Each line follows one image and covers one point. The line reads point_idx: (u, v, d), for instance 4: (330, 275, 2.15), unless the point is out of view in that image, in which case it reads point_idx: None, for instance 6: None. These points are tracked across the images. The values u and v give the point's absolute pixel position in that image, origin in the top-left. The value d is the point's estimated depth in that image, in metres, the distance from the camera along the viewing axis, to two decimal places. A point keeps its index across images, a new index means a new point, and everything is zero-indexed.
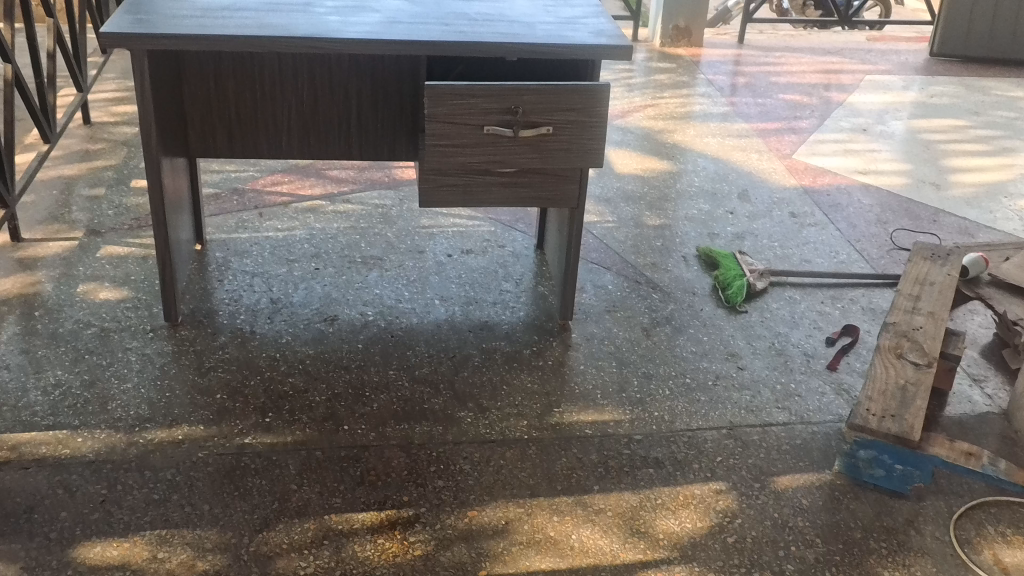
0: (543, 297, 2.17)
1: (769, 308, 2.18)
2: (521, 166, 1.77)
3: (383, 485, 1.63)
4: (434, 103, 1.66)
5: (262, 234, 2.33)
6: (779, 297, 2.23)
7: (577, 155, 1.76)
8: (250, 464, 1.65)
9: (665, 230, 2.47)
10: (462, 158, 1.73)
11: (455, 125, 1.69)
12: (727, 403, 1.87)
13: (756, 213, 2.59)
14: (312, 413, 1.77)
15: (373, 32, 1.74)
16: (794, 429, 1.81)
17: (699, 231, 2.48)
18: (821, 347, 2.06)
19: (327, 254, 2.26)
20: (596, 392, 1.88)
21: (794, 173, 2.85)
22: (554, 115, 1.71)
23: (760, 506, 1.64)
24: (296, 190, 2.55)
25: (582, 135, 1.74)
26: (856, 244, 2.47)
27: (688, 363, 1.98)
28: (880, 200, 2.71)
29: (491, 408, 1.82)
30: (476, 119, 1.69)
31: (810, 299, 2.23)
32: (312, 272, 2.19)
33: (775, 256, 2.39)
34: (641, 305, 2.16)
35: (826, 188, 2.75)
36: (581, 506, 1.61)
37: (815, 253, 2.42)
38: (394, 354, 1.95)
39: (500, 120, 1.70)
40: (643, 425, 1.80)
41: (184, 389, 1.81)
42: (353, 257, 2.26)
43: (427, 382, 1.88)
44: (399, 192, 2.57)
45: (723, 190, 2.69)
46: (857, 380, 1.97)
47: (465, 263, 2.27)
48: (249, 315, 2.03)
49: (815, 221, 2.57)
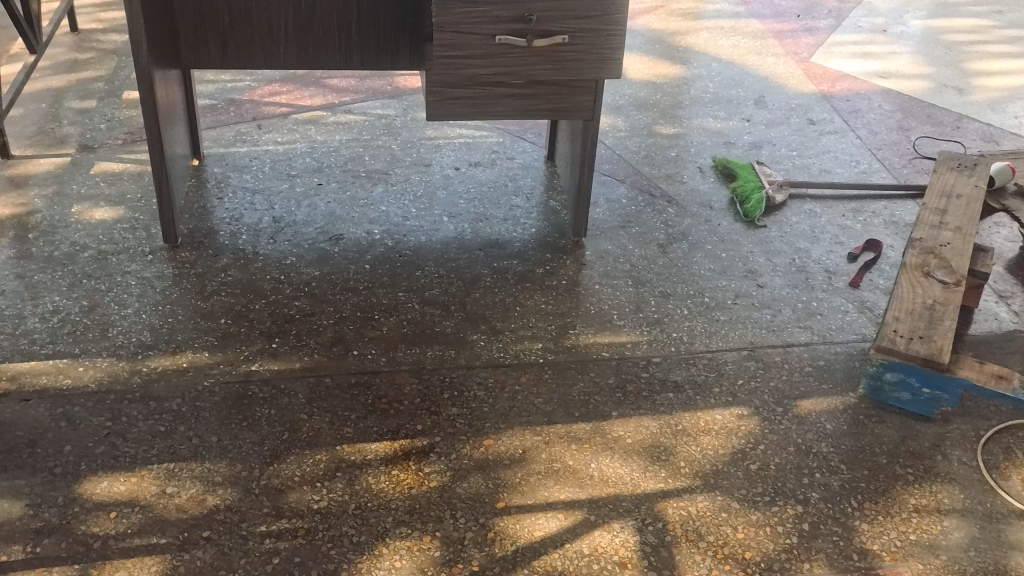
0: (555, 212, 2.09)
1: (788, 222, 2.11)
2: (534, 77, 1.67)
3: (396, 412, 1.58)
4: (441, 11, 1.55)
5: (261, 148, 2.24)
6: (798, 210, 2.15)
7: (594, 65, 1.66)
8: (257, 393, 1.60)
9: (680, 140, 2.38)
10: (472, 69, 1.64)
11: (463, 35, 1.59)
12: (748, 322, 1.81)
13: (773, 120, 2.50)
14: (319, 337, 1.71)
15: None
16: (816, 350, 1.76)
17: (715, 140, 2.39)
18: (843, 263, 2.00)
19: (329, 169, 2.18)
20: (612, 313, 1.82)
21: (812, 78, 2.74)
22: (569, 22, 1.60)
23: (783, 431, 1.59)
24: (294, 100, 2.45)
25: (598, 43, 1.63)
26: (877, 153, 2.38)
27: (706, 281, 1.92)
28: (902, 106, 2.60)
29: (504, 330, 1.76)
30: (486, 27, 1.58)
31: (831, 212, 2.15)
32: (315, 188, 2.11)
33: (794, 166, 2.31)
34: (656, 220, 2.09)
35: (845, 94, 2.65)
36: (600, 433, 1.57)
37: (835, 163, 2.33)
38: (402, 274, 1.88)
39: (512, 28, 1.59)
40: (661, 347, 1.74)
41: (187, 314, 1.75)
42: (356, 171, 2.18)
43: (438, 303, 1.81)
44: (402, 101, 2.46)
45: (738, 97, 2.59)
46: (880, 297, 1.91)
47: (473, 177, 2.18)
48: (250, 235, 1.96)
49: (835, 129, 2.48)
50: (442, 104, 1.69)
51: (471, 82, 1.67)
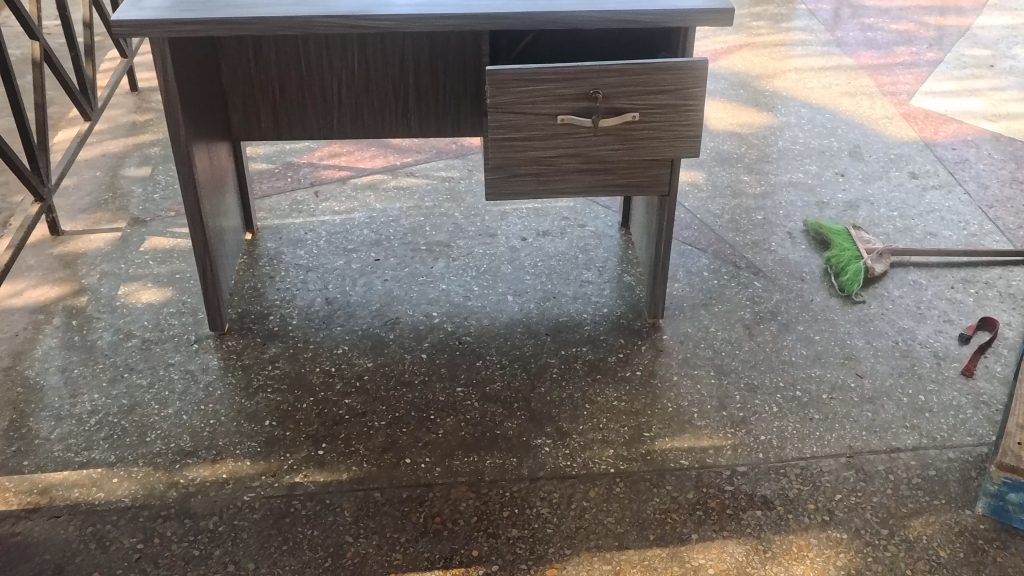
0: (629, 289, 1.92)
1: (891, 297, 1.90)
2: (602, 159, 1.51)
3: (450, 535, 1.42)
4: (498, 90, 1.40)
5: (317, 218, 2.12)
6: (901, 282, 1.94)
7: (669, 143, 1.48)
8: (300, 509, 1.46)
9: (767, 200, 2.19)
10: (533, 152, 1.48)
11: (523, 115, 1.43)
12: (846, 422, 1.62)
13: (871, 173, 2.28)
14: (369, 443, 1.57)
15: (427, 4, 1.48)
16: (926, 456, 1.56)
17: (806, 199, 2.19)
18: (954, 346, 1.78)
19: (388, 242, 2.05)
20: (693, 410, 1.64)
21: (913, 122, 2.51)
22: (640, 98, 1.43)
23: (890, 559, 1.39)
24: (354, 163, 2.33)
25: (673, 120, 1.46)
26: (988, 211, 2.16)
27: (799, 370, 1.73)
28: (1015, 153, 2.36)
29: (572, 433, 1.60)
30: (548, 107, 1.43)
31: (939, 284, 1.94)
32: (373, 265, 1.98)
33: (895, 228, 2.09)
34: (742, 296, 1.90)
35: (951, 140, 2.42)
36: (678, 561, 1.39)
37: (942, 224, 2.11)
38: (462, 365, 1.73)
39: (577, 107, 1.43)
40: (747, 454, 1.56)
41: (230, 414, 1.63)
42: (417, 244, 2.04)
43: (500, 400, 1.66)
44: (467, 161, 2.33)
45: (831, 147, 2.38)
46: (998, 389, 1.69)
47: (541, 248, 2.03)
48: (302, 319, 1.84)
49: (940, 183, 2.25)
50: (502, 188, 1.53)
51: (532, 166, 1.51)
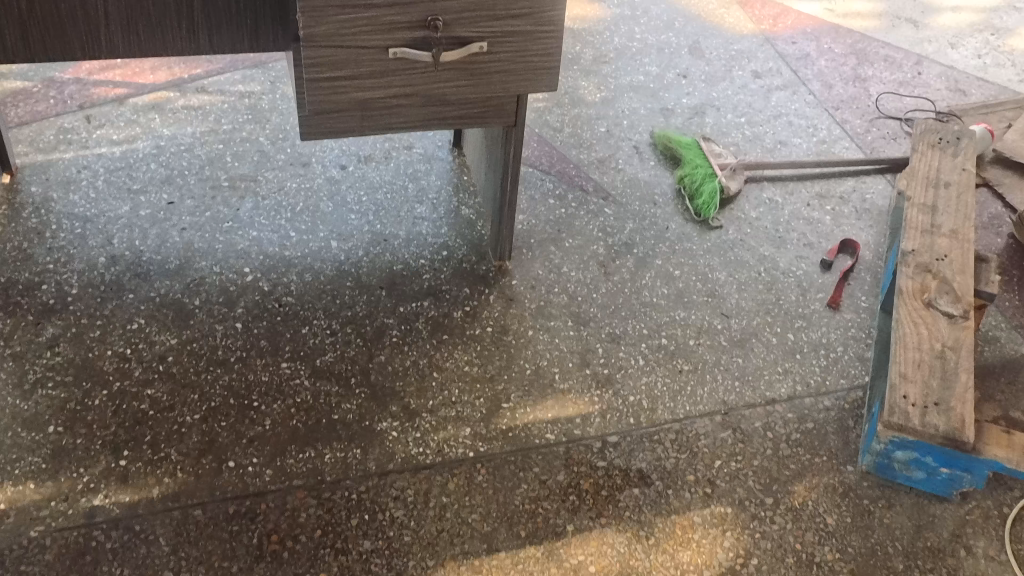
0: (470, 224, 1.70)
1: (748, 219, 1.77)
2: (444, 99, 1.24)
3: (292, 557, 1.21)
4: (314, 19, 1.10)
5: (92, 151, 1.77)
6: (756, 201, 1.81)
7: (522, 77, 1.23)
8: (104, 543, 1.21)
9: (608, 108, 2.00)
10: (361, 93, 1.19)
11: (346, 49, 1.14)
12: (717, 373, 1.49)
13: (714, 73, 2.13)
14: (182, 446, 1.32)
15: None
16: (802, 407, 1.46)
17: (650, 107, 2.01)
18: (816, 274, 1.68)
19: (183, 178, 1.73)
20: (554, 371, 1.47)
21: (750, 11, 2.36)
22: (488, 25, 1.17)
23: (778, 534, 1.29)
24: (131, 77, 1.96)
25: (527, 50, 1.21)
26: (835, 114, 2.05)
27: (662, 313, 1.58)
28: (855, 47, 2.26)
29: (422, 412, 1.39)
30: (377, 38, 1.14)
31: (794, 201, 1.82)
32: (166, 209, 1.67)
33: (744, 138, 1.96)
34: (593, 226, 1.72)
35: (790, 32, 2.28)
36: (555, 561, 1.23)
37: (790, 132, 1.99)
38: (285, 334, 1.48)
39: (412, 38, 1.15)
40: (617, 420, 1.41)
41: (2, 422, 1.33)
42: (218, 179, 1.74)
43: (334, 377, 1.43)
44: (268, 71, 2.01)
45: (670, 44, 2.20)
46: (865, 321, 1.61)
47: (365, 177, 1.77)
48: (83, 288, 1.52)
49: (784, 83, 2.13)
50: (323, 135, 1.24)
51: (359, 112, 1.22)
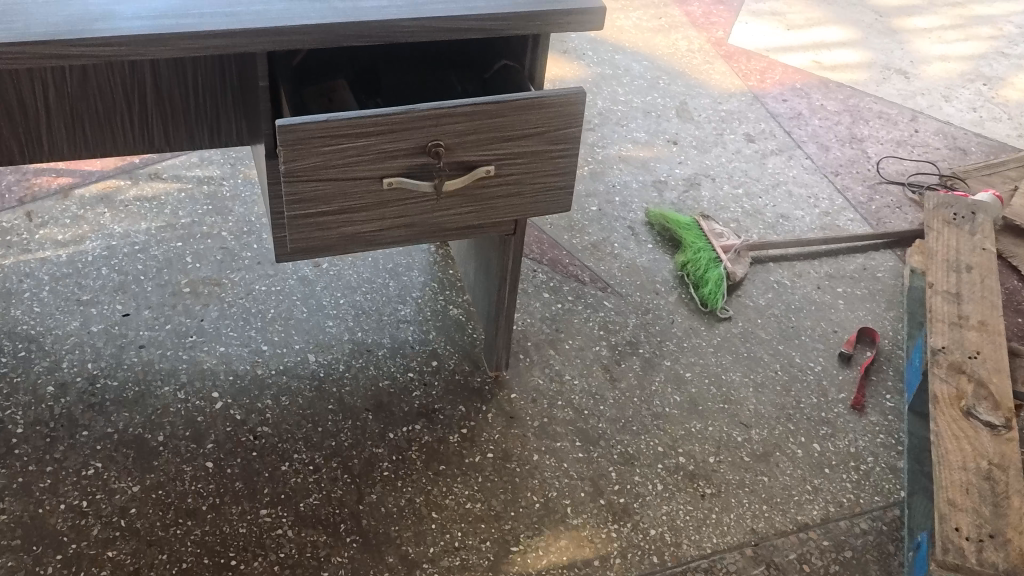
0: (459, 326, 1.55)
1: (758, 308, 1.64)
2: (446, 231, 1.09)
3: None
4: (297, 150, 0.95)
5: (34, 255, 1.59)
6: (764, 286, 1.69)
7: (532, 200, 1.09)
8: None
9: (598, 183, 1.87)
10: (350, 228, 1.04)
11: (334, 182, 0.99)
12: (743, 495, 1.36)
13: (705, 139, 2.01)
14: None
15: (166, 15, 1.01)
16: (837, 533, 1.32)
17: (642, 180, 1.89)
18: (835, 370, 1.56)
19: (138, 285, 1.56)
20: (566, 503, 1.32)
21: (736, 65, 2.24)
22: (495, 147, 1.03)
23: None
24: (77, 164, 1.79)
25: (537, 171, 1.06)
26: (835, 180, 1.94)
27: (677, 425, 1.44)
28: (847, 103, 2.16)
29: (422, 561, 1.23)
30: (369, 168, 0.99)
31: (804, 284, 1.70)
32: (121, 322, 1.50)
33: (743, 212, 1.83)
34: (593, 324, 1.58)
35: (780, 88, 2.17)
36: None
37: (791, 204, 1.87)
38: (263, 473, 1.32)
39: (409, 166, 1.01)
40: (641, 559, 1.26)
41: None
42: (178, 283, 1.56)
43: (322, 524, 1.27)
44: (229, 154, 1.84)
45: (656, 106, 2.08)
46: (893, 424, 1.48)
47: (342, 276, 1.62)
48: (30, 426, 1.35)
49: (779, 147, 2.01)
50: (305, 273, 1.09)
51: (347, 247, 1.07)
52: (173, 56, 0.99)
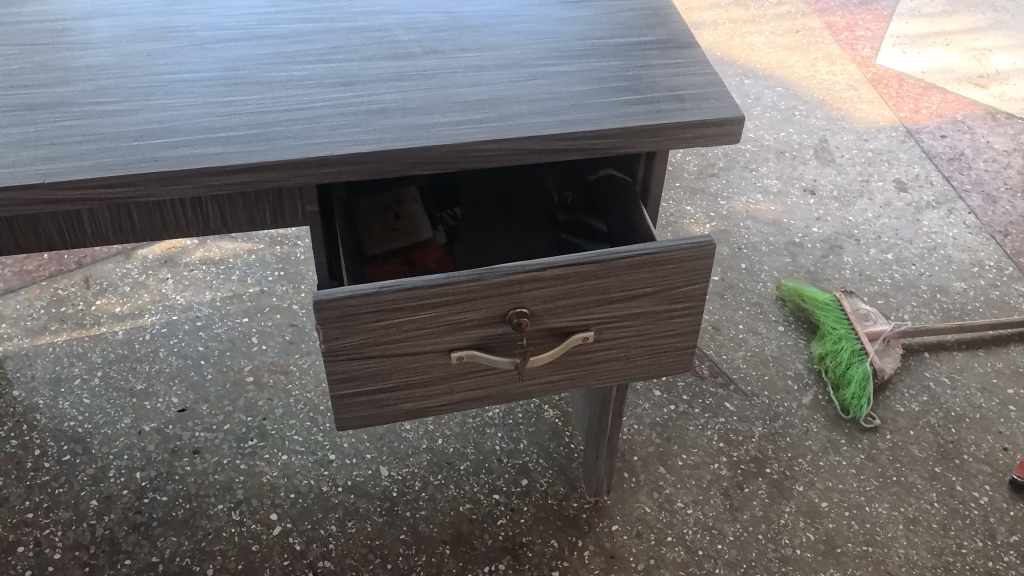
0: (555, 434, 1.35)
1: (909, 415, 1.39)
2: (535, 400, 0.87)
3: None
4: (339, 328, 0.75)
5: (89, 331, 1.44)
6: (916, 385, 1.42)
7: (643, 364, 0.86)
8: None
9: (721, 245, 1.62)
10: (413, 406, 0.83)
11: (389, 359, 0.79)
12: None
13: (848, 188, 1.74)
14: None
15: (186, 138, 0.81)
16: None
17: (773, 241, 1.63)
18: (1006, 503, 1.29)
19: (198, 371, 1.40)
20: None
21: (885, 93, 1.94)
22: (594, 311, 0.80)
23: None
24: None
25: (650, 333, 0.84)
26: (1005, 241, 1.64)
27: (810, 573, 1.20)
28: (1019, 140, 1.84)
29: None
30: (433, 342, 0.79)
31: (966, 384, 1.43)
32: (176, 419, 1.34)
33: (893, 285, 1.56)
34: (711, 434, 1.35)
35: (937, 122, 1.87)
36: None
37: (951, 273, 1.59)
38: None
39: (483, 337, 0.79)
40: None
41: None
42: (240, 370, 1.40)
43: None
44: None
45: (791, 145, 1.82)
46: None
47: None
48: (68, 551, 1.19)
49: (937, 197, 1.72)
50: None
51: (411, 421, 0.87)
52: (192, 196, 0.79)
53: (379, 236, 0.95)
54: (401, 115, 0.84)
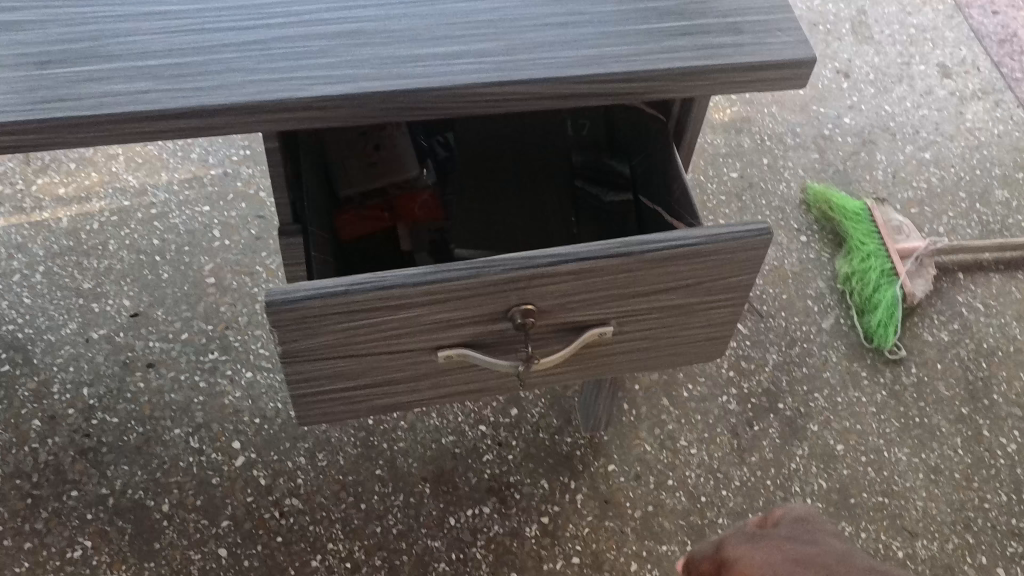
0: None
1: (937, 346, 1.26)
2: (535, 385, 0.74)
3: None
4: (299, 330, 0.60)
5: (29, 216, 1.28)
6: (947, 311, 1.30)
7: (666, 353, 0.73)
8: None
9: (743, 135, 1.45)
10: (389, 400, 0.70)
11: (361, 359, 0.64)
12: None
13: (886, 72, 1.55)
14: None
15: (104, 67, 0.63)
16: None
17: (799, 133, 1.46)
18: None
19: (152, 270, 1.24)
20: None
21: None
22: (615, 306, 0.66)
23: None
24: None
25: (679, 325, 0.70)
26: None
27: None
28: None
29: None
30: (417, 341, 0.64)
31: (1000, 311, 1.30)
32: (129, 326, 1.19)
33: (929, 190, 1.40)
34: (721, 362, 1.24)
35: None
36: None
37: (994, 178, 1.43)
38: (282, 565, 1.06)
39: (478, 335, 0.65)
40: None
41: None
42: (201, 270, 1.25)
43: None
44: None
45: (825, 15, 1.62)
46: None
47: None
48: (9, 480, 1.08)
49: (983, 86, 1.54)
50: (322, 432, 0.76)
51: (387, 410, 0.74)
52: (111, 144, 0.62)
53: (359, 175, 0.82)
54: (381, 42, 0.66)
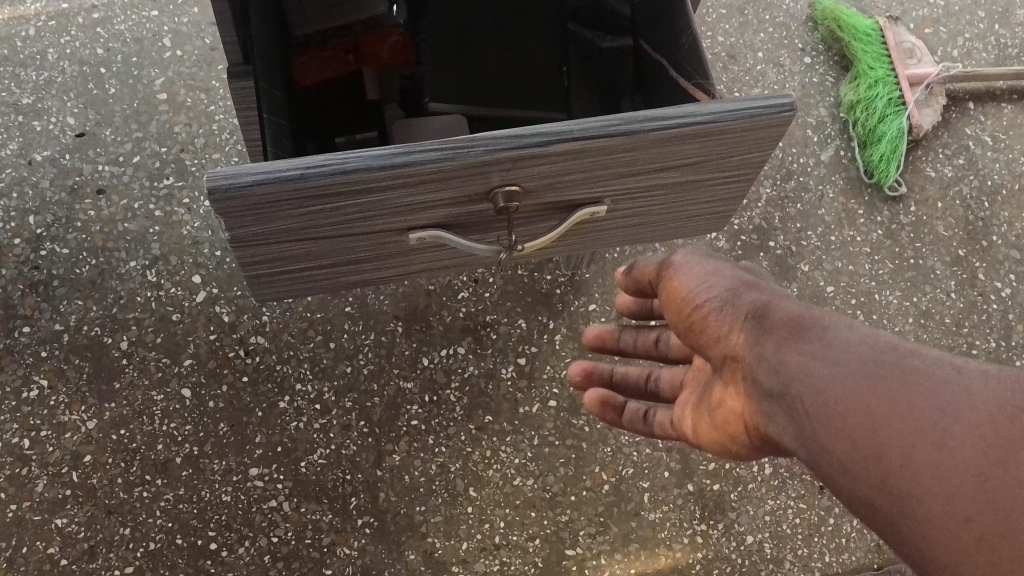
0: None
1: (939, 182, 1.20)
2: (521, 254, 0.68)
3: None
4: (249, 217, 0.53)
5: None
6: (954, 144, 1.22)
7: (665, 222, 0.67)
8: None
9: None
10: (353, 275, 0.64)
11: (320, 242, 0.58)
12: None
13: None
14: None
15: None
16: None
17: None
18: None
19: (98, 83, 1.13)
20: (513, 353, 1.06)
21: None
22: (617, 183, 0.59)
23: None
24: None
25: (683, 196, 0.63)
26: None
27: None
28: None
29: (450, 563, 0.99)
30: (383, 224, 0.57)
31: (1008, 146, 1.23)
32: (75, 147, 1.10)
33: (945, 9, 1.30)
34: None
35: None
36: None
37: None
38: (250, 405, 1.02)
39: (454, 216, 0.58)
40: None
41: None
42: (151, 86, 1.14)
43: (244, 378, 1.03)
44: None
45: None
46: None
47: None
48: None
49: None
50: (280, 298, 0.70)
51: (351, 281, 0.68)
52: None
53: (318, 14, 0.75)
54: None
